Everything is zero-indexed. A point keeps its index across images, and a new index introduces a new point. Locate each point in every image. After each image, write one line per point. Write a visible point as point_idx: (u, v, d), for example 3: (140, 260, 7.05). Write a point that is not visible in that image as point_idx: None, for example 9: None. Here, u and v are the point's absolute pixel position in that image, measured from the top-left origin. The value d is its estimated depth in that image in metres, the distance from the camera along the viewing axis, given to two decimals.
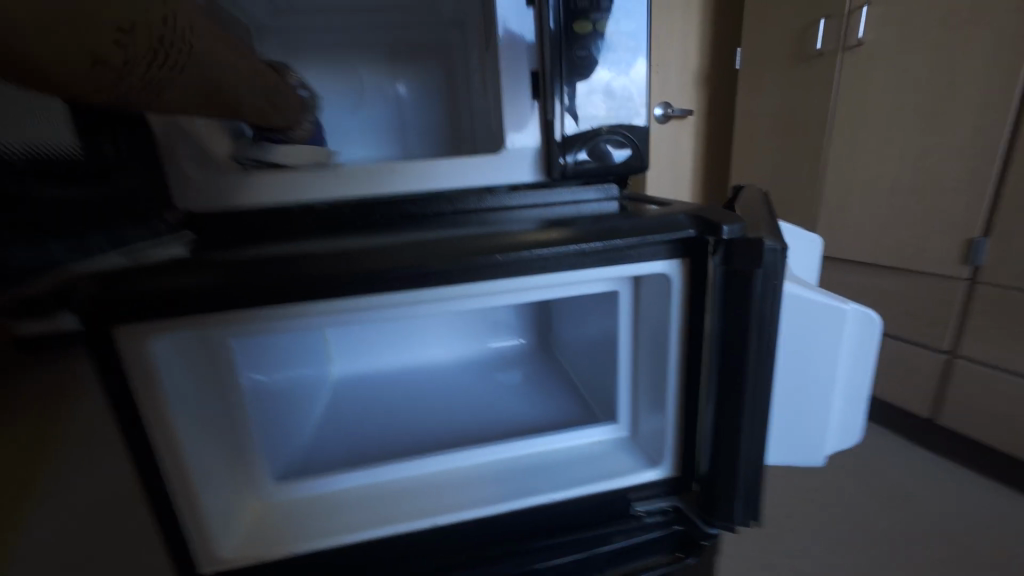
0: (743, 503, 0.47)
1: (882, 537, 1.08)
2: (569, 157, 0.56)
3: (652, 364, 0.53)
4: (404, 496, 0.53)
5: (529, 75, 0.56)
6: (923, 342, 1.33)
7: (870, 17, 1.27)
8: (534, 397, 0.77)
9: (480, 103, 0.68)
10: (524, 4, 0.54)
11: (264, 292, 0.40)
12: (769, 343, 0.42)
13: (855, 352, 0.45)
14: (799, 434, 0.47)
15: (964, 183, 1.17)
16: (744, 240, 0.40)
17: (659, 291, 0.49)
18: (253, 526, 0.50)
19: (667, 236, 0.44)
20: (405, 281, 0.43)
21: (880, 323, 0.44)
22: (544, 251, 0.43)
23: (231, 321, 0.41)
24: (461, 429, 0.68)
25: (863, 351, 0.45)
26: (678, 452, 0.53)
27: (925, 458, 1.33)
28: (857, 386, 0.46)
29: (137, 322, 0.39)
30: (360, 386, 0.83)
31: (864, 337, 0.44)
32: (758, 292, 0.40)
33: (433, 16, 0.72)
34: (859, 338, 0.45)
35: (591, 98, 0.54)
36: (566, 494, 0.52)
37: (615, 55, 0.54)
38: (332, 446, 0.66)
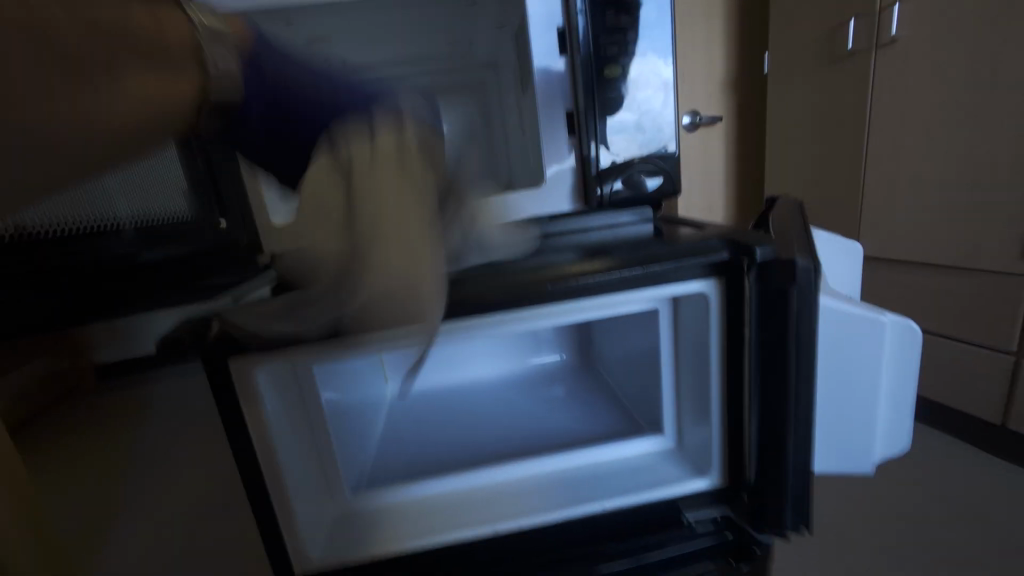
0: (793, 511, 0.49)
1: (952, 547, 1.03)
2: (605, 187, 0.61)
3: (695, 378, 0.56)
4: (467, 505, 0.58)
5: (563, 115, 0.61)
6: (987, 343, 1.26)
7: (903, 15, 1.26)
8: (580, 410, 0.80)
9: (518, 139, 0.74)
10: (557, 49, 0.59)
11: (347, 325, 0.46)
12: (808, 356, 0.44)
13: (896, 361, 0.46)
14: (845, 443, 0.48)
15: (1020, 176, 1.13)
16: (778, 261, 0.43)
17: (697, 308, 0.53)
18: (335, 532, 0.56)
19: (703, 258, 0.48)
20: (466, 310, 0.48)
21: (919, 332, 0.46)
22: (588, 277, 0.48)
23: (319, 351, 0.48)
24: (513, 441, 0.72)
25: (904, 360, 0.46)
26: (725, 462, 0.55)
27: (997, 466, 1.26)
28: (900, 394, 0.48)
29: (245, 355, 0.46)
30: (414, 403, 0.89)
31: (904, 347, 0.46)
32: (794, 308, 0.43)
33: (472, 60, 0.80)
34: (900, 348, 0.46)
35: (623, 132, 0.59)
36: (617, 503, 0.55)
37: (643, 92, 0.59)
38: (395, 459, 0.71)
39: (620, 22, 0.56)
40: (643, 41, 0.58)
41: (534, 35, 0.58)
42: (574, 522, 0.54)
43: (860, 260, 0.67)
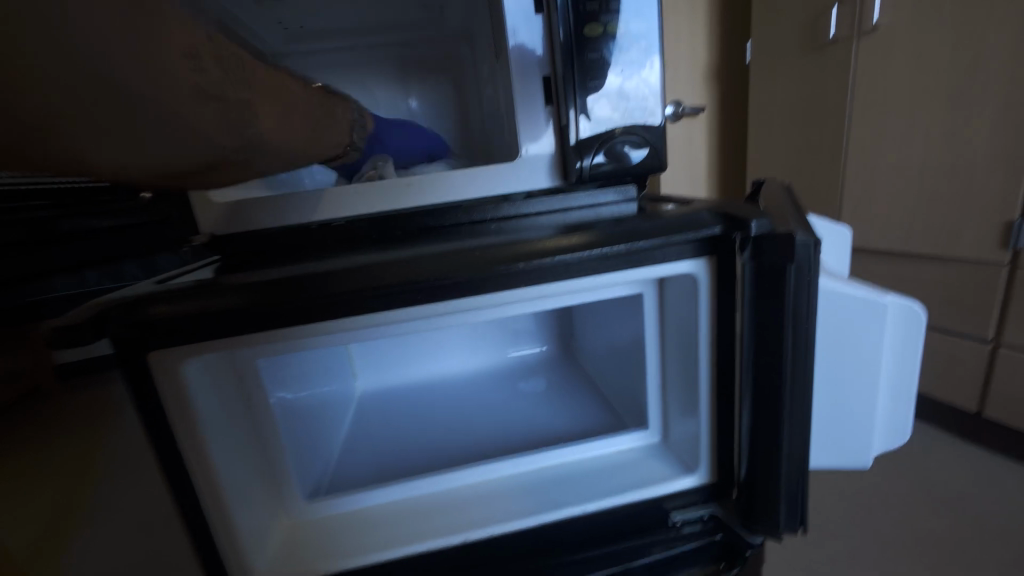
0: (788, 510, 0.45)
1: (930, 536, 1.02)
2: (586, 160, 0.55)
3: (681, 366, 0.52)
4: (435, 511, 0.53)
5: (540, 81, 0.56)
6: (965, 332, 1.26)
7: (884, 1, 1.23)
8: (559, 404, 0.76)
9: (492, 113, 0.69)
10: (533, 11, 0.54)
11: (290, 311, 0.40)
12: (806, 340, 0.40)
13: (898, 346, 0.43)
14: (843, 436, 0.45)
15: (998, 165, 1.12)
16: (775, 234, 0.39)
17: (685, 291, 0.48)
18: (287, 544, 0.50)
19: (692, 235, 0.43)
20: (428, 293, 0.42)
21: (923, 315, 0.42)
22: (565, 256, 0.43)
23: (258, 340, 0.42)
24: (487, 440, 0.67)
25: (907, 345, 0.43)
26: (713, 457, 0.51)
27: (973, 453, 1.27)
28: (902, 382, 0.44)
29: (167, 347, 0.39)
30: (384, 399, 0.84)
31: (907, 330, 0.42)
32: (791, 288, 0.39)
33: (441, 28, 0.73)
34: (902, 332, 0.42)
35: (604, 100, 0.54)
36: (598, 505, 0.51)
37: (628, 56, 0.53)
38: (361, 462, 0.66)
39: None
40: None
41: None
42: (551, 528, 0.50)
43: (847, 244, 0.63)
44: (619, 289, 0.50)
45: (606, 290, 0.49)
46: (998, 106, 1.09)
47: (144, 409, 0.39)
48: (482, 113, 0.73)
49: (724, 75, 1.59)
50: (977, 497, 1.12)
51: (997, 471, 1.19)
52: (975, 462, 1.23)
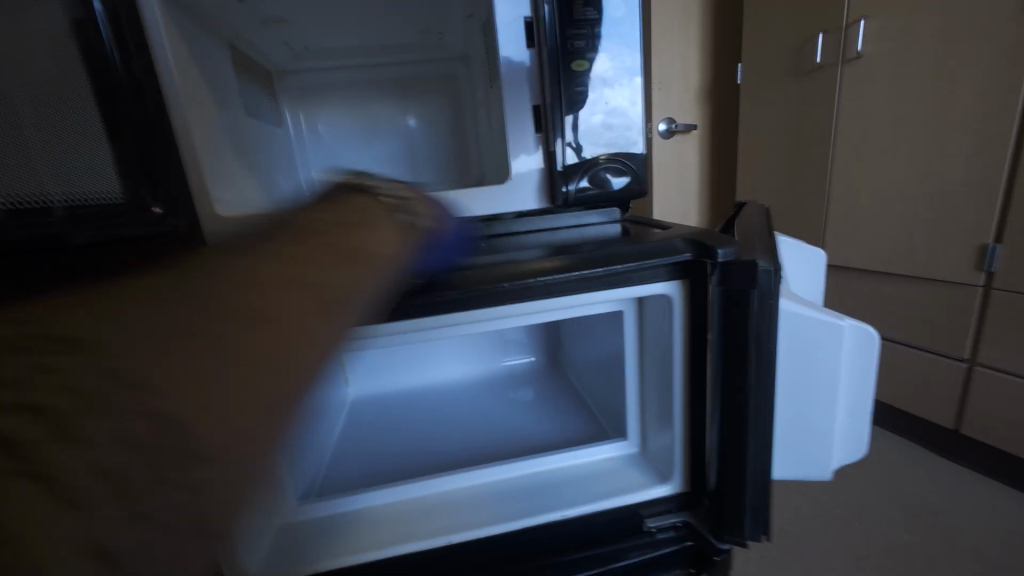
0: (753, 518, 0.48)
1: (897, 546, 1.06)
2: (571, 185, 0.59)
3: (658, 381, 0.55)
4: (420, 515, 0.55)
5: (531, 109, 0.59)
6: (942, 351, 1.30)
7: (867, 30, 1.28)
8: (545, 413, 0.78)
9: (485, 135, 0.74)
10: (524, 44, 0.57)
11: None
12: (768, 359, 0.44)
13: (854, 366, 0.46)
14: (804, 449, 0.48)
15: (972, 191, 1.16)
16: (740, 262, 0.42)
17: (661, 311, 0.51)
18: (279, 544, 0.52)
19: (666, 260, 0.46)
20: (420, 308, 0.45)
21: (878, 337, 0.45)
22: (548, 278, 0.46)
23: None
24: (474, 445, 0.70)
25: (862, 365, 0.46)
26: (687, 468, 0.54)
27: (949, 468, 1.30)
28: (858, 399, 0.47)
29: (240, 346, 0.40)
30: (376, 404, 0.86)
31: (862, 352, 0.46)
32: (755, 312, 0.42)
33: (442, 52, 0.78)
34: (857, 352, 0.46)
35: (591, 129, 0.58)
36: (575, 510, 0.53)
37: (614, 89, 0.57)
38: (351, 467, 0.68)
39: (586, 15, 0.54)
40: (613, 34, 0.55)
41: (500, 25, 0.56)
42: (532, 533, 0.52)
43: (823, 267, 0.67)
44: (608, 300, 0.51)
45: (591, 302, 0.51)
46: (973, 134, 1.13)
47: None
48: (478, 133, 0.78)
49: (715, 96, 1.65)
50: (948, 511, 1.15)
51: (969, 487, 1.22)
52: (948, 477, 1.27)
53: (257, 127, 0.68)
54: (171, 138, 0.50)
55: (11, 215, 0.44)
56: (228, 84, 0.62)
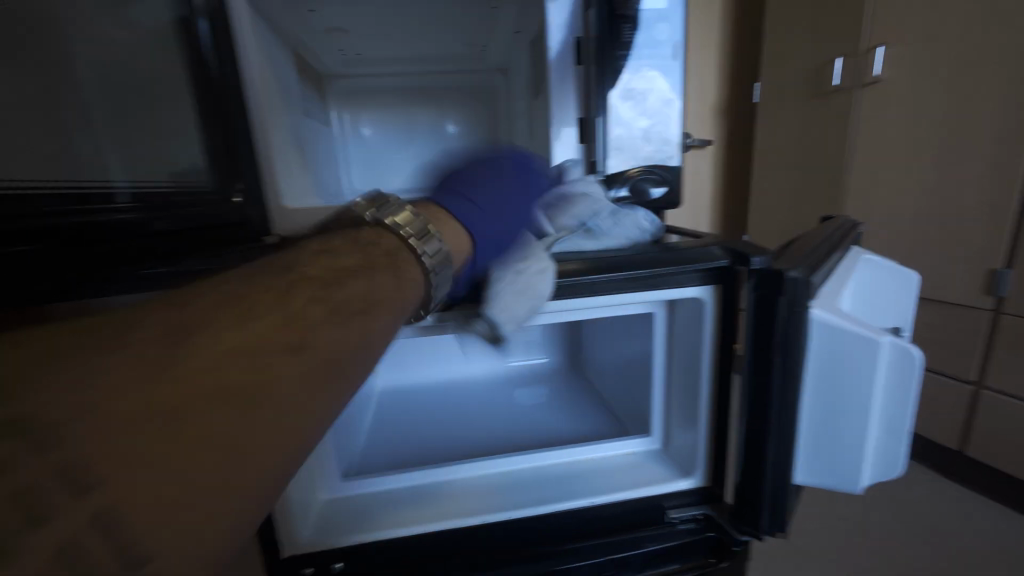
0: (769, 512, 0.50)
1: (900, 561, 1.07)
2: (613, 194, 0.62)
3: (685, 385, 0.58)
4: (453, 496, 0.58)
5: (575, 122, 0.60)
6: (948, 372, 1.32)
7: (886, 56, 1.32)
8: (566, 412, 0.81)
9: (522, 139, 0.78)
10: (573, 61, 0.58)
11: None
12: (792, 362, 0.47)
13: (893, 383, 0.46)
14: (831, 460, 0.49)
15: (984, 215, 1.18)
16: (767, 272, 0.45)
17: (691, 315, 0.55)
18: (321, 519, 0.55)
19: (702, 265, 0.50)
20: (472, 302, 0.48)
21: (919, 357, 0.45)
22: (591, 276, 0.49)
23: None
24: (498, 438, 0.72)
25: (901, 384, 0.46)
26: (710, 465, 0.57)
27: (952, 488, 1.31)
28: (897, 420, 0.48)
29: None
30: (404, 398, 0.89)
31: (903, 370, 0.45)
32: (782, 316, 0.45)
33: (480, 62, 0.82)
34: (897, 370, 0.46)
35: (627, 138, 0.62)
36: (604, 499, 0.56)
37: (649, 105, 0.62)
38: (384, 454, 0.70)
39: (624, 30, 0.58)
40: (642, 51, 0.61)
41: (550, 36, 0.56)
42: (557, 517, 0.55)
43: (914, 291, 0.62)
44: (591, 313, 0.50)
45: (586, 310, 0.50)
46: (987, 160, 1.15)
47: None
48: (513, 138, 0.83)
49: (733, 112, 1.69)
50: (949, 529, 1.16)
51: (970, 507, 1.24)
52: (948, 495, 1.28)
53: (310, 128, 0.73)
54: (245, 117, 0.56)
55: (75, 203, 0.44)
56: (289, 85, 0.66)
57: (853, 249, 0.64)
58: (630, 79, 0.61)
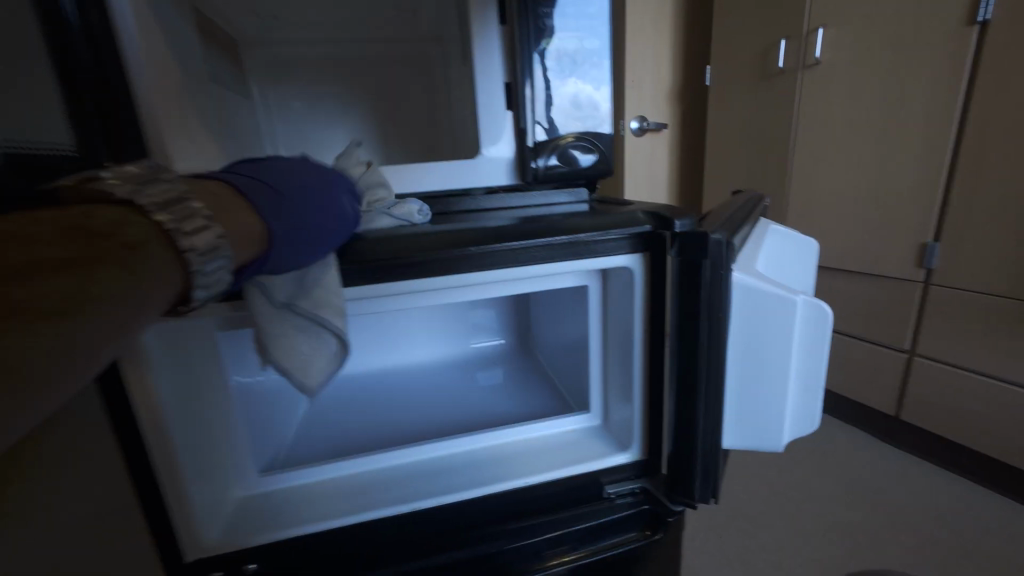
0: (703, 480, 0.50)
1: (843, 523, 1.11)
2: (541, 161, 0.59)
3: (620, 358, 0.56)
4: (384, 484, 0.55)
5: (503, 87, 0.60)
6: (885, 342, 1.38)
7: (825, 38, 1.35)
8: (513, 393, 0.79)
9: (459, 112, 0.75)
10: (497, 23, 0.58)
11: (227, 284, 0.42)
12: (718, 326, 0.45)
13: (806, 341, 0.49)
14: (754, 422, 0.51)
15: (915, 191, 1.24)
16: (693, 234, 0.44)
17: (623, 285, 0.53)
18: (236, 517, 0.51)
19: (626, 231, 0.48)
20: (380, 274, 0.45)
21: (829, 315, 0.48)
22: (514, 243, 0.47)
23: (202, 314, 0.43)
24: (440, 423, 0.70)
25: (813, 341, 0.49)
26: (646, 439, 0.56)
27: (891, 452, 1.38)
28: (811, 376, 0.50)
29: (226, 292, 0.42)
30: (344, 386, 0.84)
31: (814, 326, 0.48)
32: (706, 279, 0.45)
33: (413, 30, 0.78)
34: (809, 327, 0.48)
35: (558, 107, 0.58)
36: (539, 478, 0.55)
37: (580, 69, 0.57)
38: (315, 444, 0.66)
39: None
40: (570, 10, 0.55)
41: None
42: (492, 498, 0.53)
43: (813, 258, 0.66)
44: (325, 308, 0.42)
45: (325, 302, 0.42)
46: (917, 138, 1.21)
47: (108, 392, 0.41)
48: (451, 113, 0.79)
49: (685, 95, 1.70)
50: (888, 489, 1.22)
51: (906, 468, 1.30)
52: (887, 459, 1.34)
53: (221, 96, 0.66)
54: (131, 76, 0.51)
55: None
56: (193, 46, 0.60)
57: (762, 220, 0.65)
58: (556, 40, 0.56)
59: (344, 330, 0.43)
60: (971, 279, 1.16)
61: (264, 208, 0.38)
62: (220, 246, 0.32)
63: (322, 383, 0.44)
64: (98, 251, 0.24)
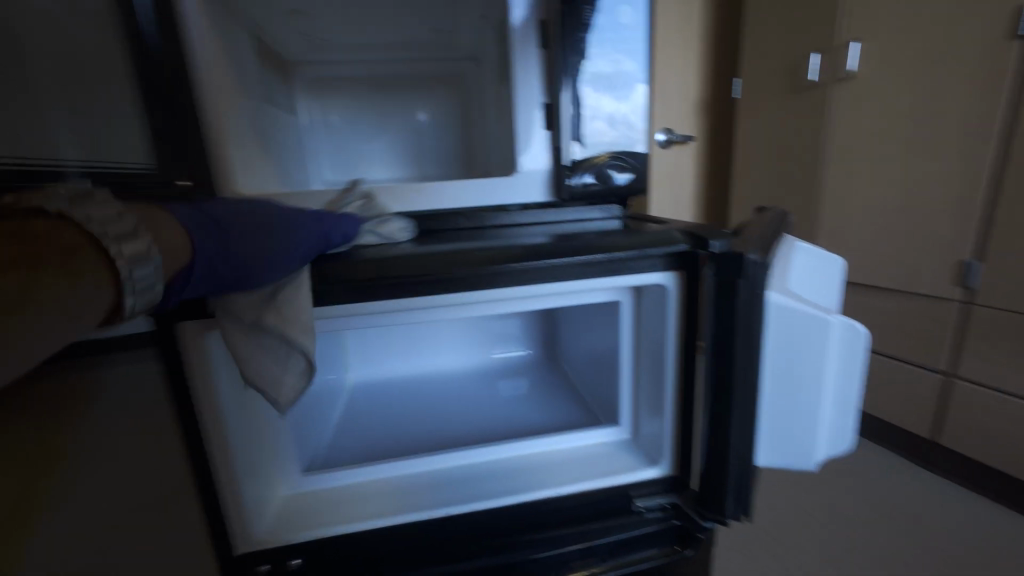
0: (735, 497, 0.50)
1: (875, 548, 1.08)
2: (576, 179, 0.61)
3: (652, 373, 0.57)
4: (419, 488, 0.57)
5: (541, 108, 0.61)
6: (921, 362, 1.34)
7: (859, 52, 1.33)
8: (540, 403, 0.81)
9: (494, 130, 0.77)
10: (537, 47, 0.60)
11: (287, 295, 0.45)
12: (754, 345, 0.46)
13: (841, 361, 0.49)
14: (789, 441, 0.51)
15: (953, 208, 1.21)
16: (731, 254, 0.45)
17: (656, 301, 0.54)
18: (281, 514, 0.53)
19: (662, 250, 0.49)
20: (427, 287, 0.48)
21: (865, 334, 0.48)
22: (552, 260, 0.48)
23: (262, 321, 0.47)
24: (470, 431, 0.71)
25: (849, 360, 0.49)
26: (676, 453, 0.57)
27: (926, 476, 1.33)
28: (846, 396, 0.50)
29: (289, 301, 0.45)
30: (375, 391, 0.87)
31: (850, 346, 0.49)
32: (743, 299, 0.45)
33: (451, 51, 0.81)
34: (846, 346, 0.49)
35: (595, 127, 0.60)
36: (570, 489, 0.56)
37: (617, 91, 0.59)
38: (350, 447, 0.69)
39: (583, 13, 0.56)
40: (608, 35, 0.57)
41: (513, 24, 0.58)
42: (523, 506, 0.54)
43: (841, 275, 0.66)
44: (292, 326, 0.43)
45: (293, 319, 0.43)
46: (955, 154, 1.18)
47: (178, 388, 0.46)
48: (486, 129, 0.82)
49: (713, 108, 1.70)
50: (923, 514, 1.18)
51: (942, 493, 1.26)
52: (922, 483, 1.30)
53: (273, 115, 0.70)
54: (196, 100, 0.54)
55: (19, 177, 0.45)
56: (250, 69, 0.64)
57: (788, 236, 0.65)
58: (594, 63, 0.58)
59: (311, 348, 0.44)
60: (1013, 299, 1.13)
61: (200, 229, 0.41)
62: (148, 254, 0.34)
63: (293, 399, 0.46)
64: (34, 255, 0.29)
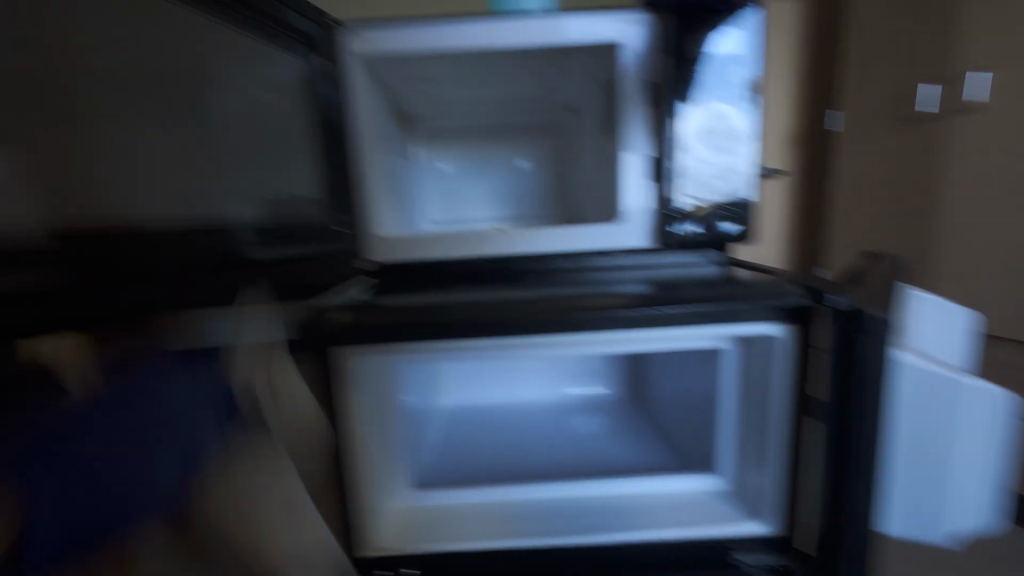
0: (855, 566, 0.48)
1: None
2: (681, 227, 0.64)
3: (757, 423, 0.56)
4: (520, 516, 0.60)
5: (649, 159, 0.64)
6: None
7: None
8: (627, 443, 0.81)
9: (593, 176, 0.82)
10: (645, 105, 0.64)
11: (425, 329, 0.53)
12: (875, 404, 0.45)
13: (985, 430, 0.51)
14: (921, 504, 0.53)
15: None
16: (849, 309, 0.45)
17: (765, 351, 0.54)
18: (398, 526, 0.59)
19: (774, 302, 0.51)
20: (542, 327, 0.53)
21: (1013, 405, 0.50)
22: (660, 308, 0.51)
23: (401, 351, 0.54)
24: (559, 465, 0.73)
25: (992, 430, 0.51)
26: (781, 510, 0.55)
27: None
28: (985, 466, 0.52)
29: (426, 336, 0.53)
30: (466, 416, 0.92)
31: (995, 416, 0.51)
32: (861, 354, 0.45)
33: (553, 103, 0.87)
34: (990, 415, 0.51)
35: (702, 179, 0.62)
36: (668, 534, 0.56)
37: (726, 144, 0.62)
38: (449, 468, 0.73)
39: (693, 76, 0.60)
40: (719, 93, 0.60)
41: (625, 87, 0.63)
42: (620, 546, 0.56)
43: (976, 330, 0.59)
44: None
45: None
46: None
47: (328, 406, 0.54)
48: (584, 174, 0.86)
49: None
50: None
51: None
52: None
53: (400, 166, 0.81)
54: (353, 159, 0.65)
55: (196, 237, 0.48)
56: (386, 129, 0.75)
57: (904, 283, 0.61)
58: (704, 118, 0.61)
59: None
60: None
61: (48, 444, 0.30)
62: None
63: None
64: None
